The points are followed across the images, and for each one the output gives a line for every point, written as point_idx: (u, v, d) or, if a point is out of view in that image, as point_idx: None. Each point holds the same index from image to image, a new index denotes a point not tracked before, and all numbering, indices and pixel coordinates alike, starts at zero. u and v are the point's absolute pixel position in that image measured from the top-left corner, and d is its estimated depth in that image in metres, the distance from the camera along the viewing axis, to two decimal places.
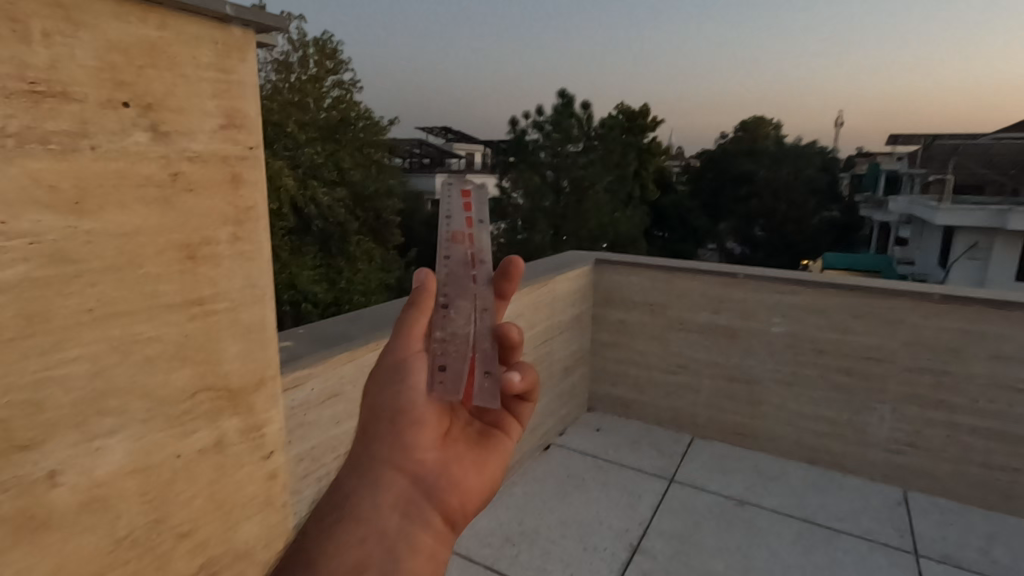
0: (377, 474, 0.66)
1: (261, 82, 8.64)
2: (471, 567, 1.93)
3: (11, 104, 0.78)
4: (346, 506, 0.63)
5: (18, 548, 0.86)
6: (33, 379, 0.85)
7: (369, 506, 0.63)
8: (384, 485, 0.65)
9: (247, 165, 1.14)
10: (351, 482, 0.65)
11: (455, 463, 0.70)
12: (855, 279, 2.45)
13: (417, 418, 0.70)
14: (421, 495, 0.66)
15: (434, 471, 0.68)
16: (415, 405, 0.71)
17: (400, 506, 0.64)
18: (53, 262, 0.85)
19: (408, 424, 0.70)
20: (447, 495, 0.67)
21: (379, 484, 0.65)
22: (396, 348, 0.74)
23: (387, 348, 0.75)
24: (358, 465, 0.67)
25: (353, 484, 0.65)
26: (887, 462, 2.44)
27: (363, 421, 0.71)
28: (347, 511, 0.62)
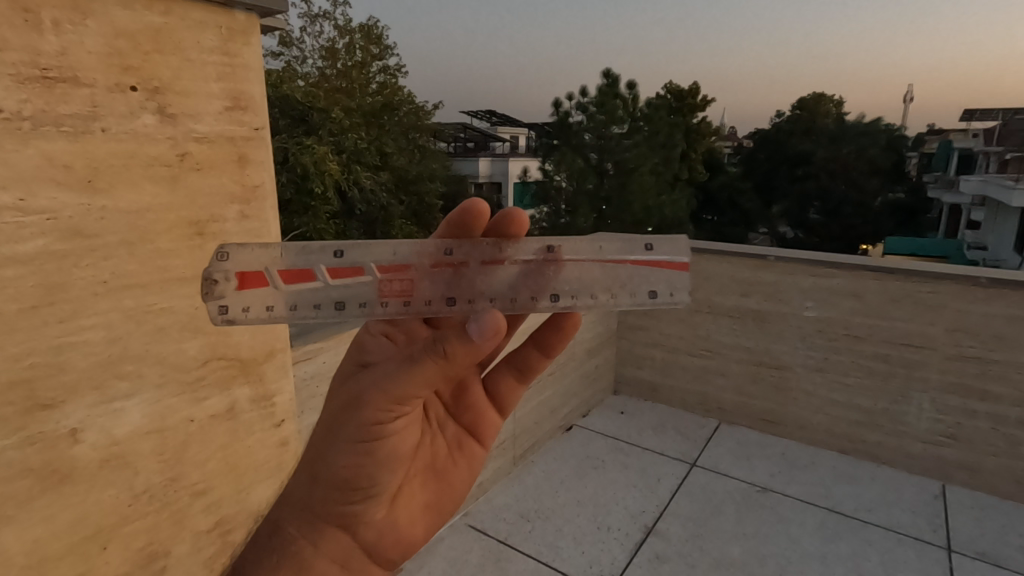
0: (321, 530, 0.76)
1: (310, 69, 9.05)
2: (484, 539, 1.99)
3: (26, 90, 0.85)
4: (287, 552, 0.75)
5: (44, 497, 0.95)
6: (54, 344, 0.93)
7: (312, 556, 0.75)
8: (331, 541, 0.76)
9: (253, 146, 1.19)
10: (295, 529, 0.76)
11: (407, 517, 0.82)
12: (897, 261, 2.31)
13: (377, 488, 0.77)
14: (367, 550, 0.78)
15: (384, 532, 0.79)
16: (376, 481, 0.76)
17: (339, 563, 0.76)
18: (69, 236, 0.92)
19: (368, 495, 0.77)
20: (393, 548, 0.81)
21: (325, 544, 0.76)
22: (372, 415, 0.72)
23: (359, 413, 0.72)
24: (308, 514, 0.76)
25: (295, 535, 0.75)
26: (925, 454, 2.32)
27: (316, 475, 0.75)
28: (288, 559, 0.74)
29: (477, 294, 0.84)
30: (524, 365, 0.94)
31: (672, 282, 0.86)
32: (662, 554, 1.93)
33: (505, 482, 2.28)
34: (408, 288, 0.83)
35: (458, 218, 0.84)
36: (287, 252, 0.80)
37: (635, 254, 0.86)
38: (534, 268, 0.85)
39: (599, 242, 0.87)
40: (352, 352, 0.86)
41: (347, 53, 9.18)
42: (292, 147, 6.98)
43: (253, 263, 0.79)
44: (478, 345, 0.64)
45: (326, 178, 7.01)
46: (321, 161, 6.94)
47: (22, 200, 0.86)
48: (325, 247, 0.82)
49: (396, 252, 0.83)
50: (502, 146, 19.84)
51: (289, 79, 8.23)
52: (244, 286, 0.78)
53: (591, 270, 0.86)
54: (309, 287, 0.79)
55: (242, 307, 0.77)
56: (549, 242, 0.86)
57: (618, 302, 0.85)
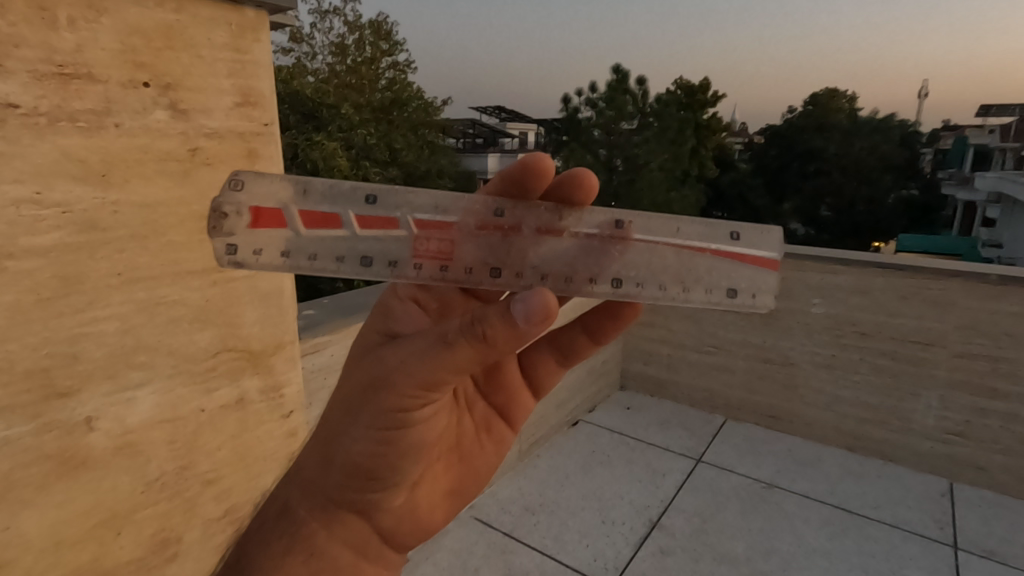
0: (336, 512, 0.80)
1: (319, 65, 9.09)
2: (488, 532, 2.00)
3: (42, 86, 0.87)
4: (298, 537, 0.78)
5: (60, 483, 0.98)
6: (70, 334, 0.95)
7: (324, 540, 0.79)
8: (345, 525, 0.81)
9: (263, 140, 1.21)
10: (304, 511, 0.79)
11: (428, 503, 0.88)
12: (906, 258, 2.29)
13: (396, 475, 0.79)
14: (382, 533, 0.84)
15: (401, 517, 0.84)
16: (394, 471, 0.79)
17: (351, 548, 0.81)
18: (84, 229, 0.95)
19: (386, 483, 0.79)
20: (407, 532, 0.86)
21: (338, 529, 0.80)
22: (395, 404, 0.72)
23: (383, 395, 0.72)
24: (325, 499, 0.80)
25: (304, 518, 0.79)
26: (933, 452, 2.32)
27: (334, 460, 0.78)
28: (298, 543, 0.78)
29: (528, 261, 0.85)
30: (570, 352, 0.99)
31: (756, 283, 0.86)
32: (667, 548, 1.94)
33: (510, 476, 2.30)
34: (448, 250, 0.85)
35: (519, 170, 0.84)
36: (313, 192, 0.83)
37: (719, 244, 0.88)
38: (601, 242, 0.87)
39: (676, 225, 0.89)
40: (379, 319, 0.86)
41: (356, 49, 9.23)
42: (301, 143, 6.98)
43: (270, 199, 0.81)
44: (521, 323, 0.62)
45: (334, 175, 6.85)
46: (331, 157, 6.83)
47: (38, 193, 0.89)
48: (355, 193, 0.85)
49: (439, 206, 0.86)
50: (511, 143, 19.86)
51: (297, 76, 8.26)
52: (259, 223, 0.81)
53: (663, 253, 0.87)
54: (336, 236, 0.82)
55: (253, 247, 0.80)
56: (619, 217, 0.88)
57: (691, 295, 0.86)
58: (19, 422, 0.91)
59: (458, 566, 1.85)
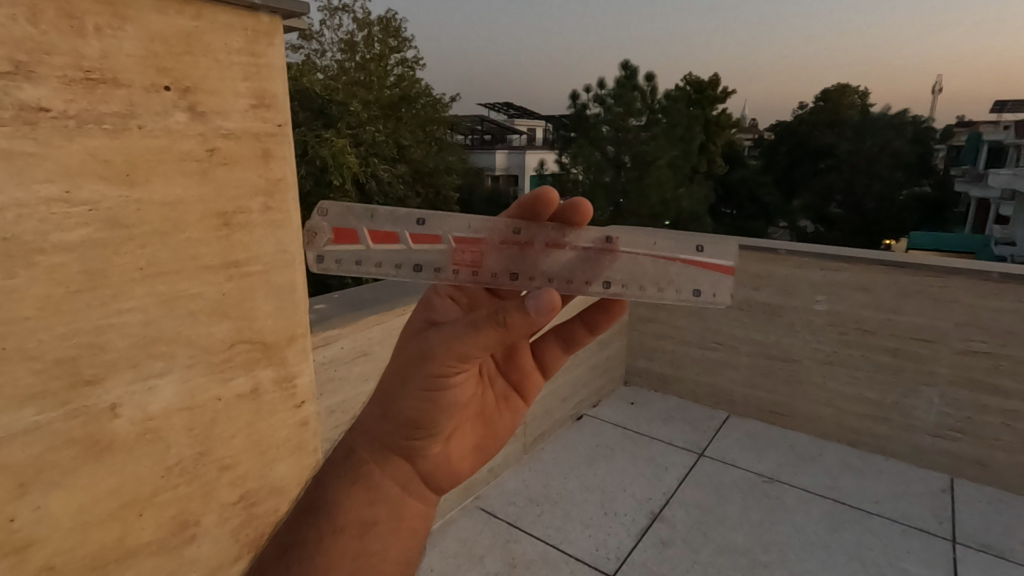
0: (387, 459, 0.83)
1: (329, 62, 9.20)
2: (494, 521, 2.06)
3: (71, 91, 0.93)
4: (359, 472, 0.82)
5: (86, 466, 1.03)
6: (96, 326, 1.01)
7: (378, 477, 0.82)
8: (396, 467, 0.83)
9: (276, 141, 1.26)
10: (365, 453, 0.83)
11: (459, 453, 0.89)
12: (908, 256, 2.31)
13: (437, 428, 0.83)
14: (425, 477, 0.86)
15: (439, 465, 0.86)
16: (437, 423, 0.82)
17: (400, 485, 0.84)
18: (108, 226, 1.00)
19: (429, 433, 0.83)
20: (444, 478, 0.88)
21: (390, 468, 0.83)
22: (439, 368, 0.75)
23: (428, 356, 0.75)
24: (379, 444, 0.83)
25: (366, 458, 0.83)
26: (935, 448, 2.33)
27: (387, 413, 0.82)
28: (359, 479, 0.82)
29: (540, 271, 0.89)
30: (572, 338, 0.98)
31: (718, 284, 0.87)
32: (668, 539, 1.98)
33: (515, 468, 2.34)
34: (478, 258, 0.90)
35: (529, 203, 0.85)
36: (378, 215, 0.89)
37: (687, 254, 0.89)
38: (592, 253, 0.91)
39: (653, 238, 0.91)
40: (420, 310, 0.88)
41: (365, 46, 9.28)
42: (311, 141, 7.03)
43: (347, 219, 0.88)
44: (531, 317, 0.67)
45: (345, 172, 6.87)
46: (340, 154, 6.87)
47: (68, 191, 0.94)
48: (410, 215, 0.90)
49: (472, 225, 0.90)
50: (519, 139, 19.97)
51: (307, 72, 8.32)
52: (340, 240, 0.88)
53: (643, 262, 0.90)
54: (392, 248, 0.88)
55: (335, 258, 0.87)
56: (607, 233, 0.92)
57: (664, 296, 0.89)
58: (48, 407, 0.96)
59: (463, 555, 1.90)
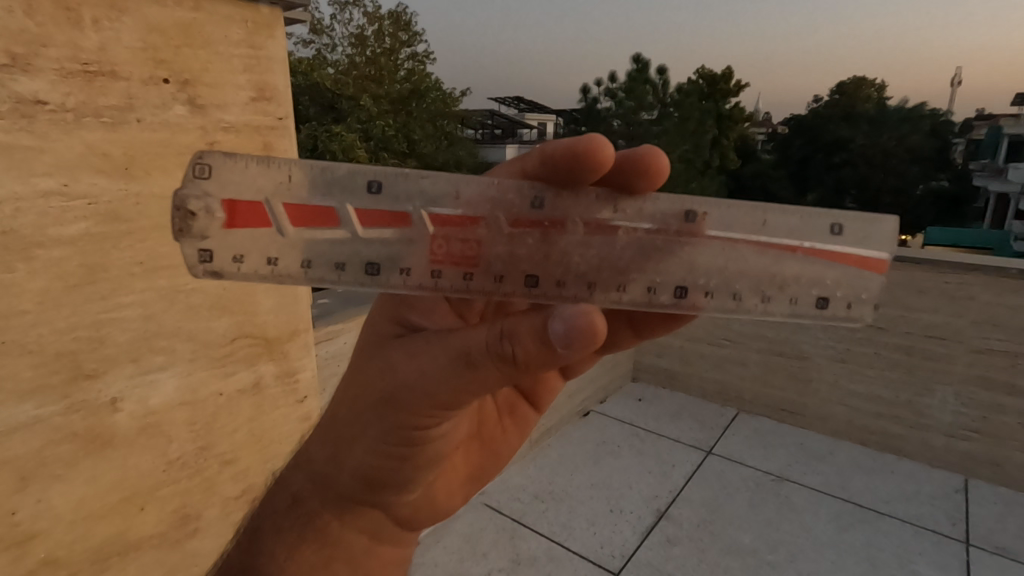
0: (353, 510, 0.85)
1: (339, 57, 9.03)
2: (498, 517, 2.05)
3: (68, 84, 0.92)
4: (315, 530, 0.84)
5: (88, 460, 1.04)
6: (95, 320, 1.00)
7: (338, 531, 0.85)
8: (358, 516, 0.86)
9: (277, 134, 1.25)
10: (319, 506, 0.84)
11: (446, 492, 0.95)
12: (924, 251, 2.25)
13: (409, 481, 0.84)
14: (397, 519, 0.91)
15: (415, 506, 0.91)
16: (406, 477, 0.83)
17: (368, 535, 0.89)
18: (107, 220, 1.00)
19: (399, 488, 0.84)
20: (423, 516, 0.94)
21: (354, 521, 0.86)
22: (420, 417, 0.73)
23: (403, 406, 0.73)
24: (348, 499, 0.83)
25: (319, 511, 0.84)
26: (950, 448, 2.29)
27: (340, 463, 0.81)
28: (312, 535, 0.84)
29: (570, 267, 0.79)
30: (610, 343, 0.97)
31: (857, 282, 0.82)
32: (674, 538, 1.96)
33: (520, 464, 2.33)
34: (474, 252, 0.79)
35: (565, 153, 0.74)
36: (294, 186, 0.77)
37: (810, 241, 0.81)
38: (659, 239, 0.81)
39: (763, 216, 0.82)
40: (390, 311, 0.85)
41: (376, 41, 9.17)
42: (321, 135, 6.98)
43: (249, 191, 0.76)
44: (557, 347, 0.62)
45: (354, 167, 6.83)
46: (350, 149, 6.84)
47: (66, 185, 0.94)
48: (357, 180, 0.78)
49: (460, 197, 0.79)
50: (530, 134, 19.83)
51: (317, 67, 8.33)
52: (235, 222, 0.77)
53: (744, 252, 0.81)
54: (333, 234, 0.78)
55: (231, 249, 0.76)
56: (695, 208, 0.81)
57: (773, 303, 0.81)
58: (49, 401, 0.96)
59: (467, 551, 1.89)
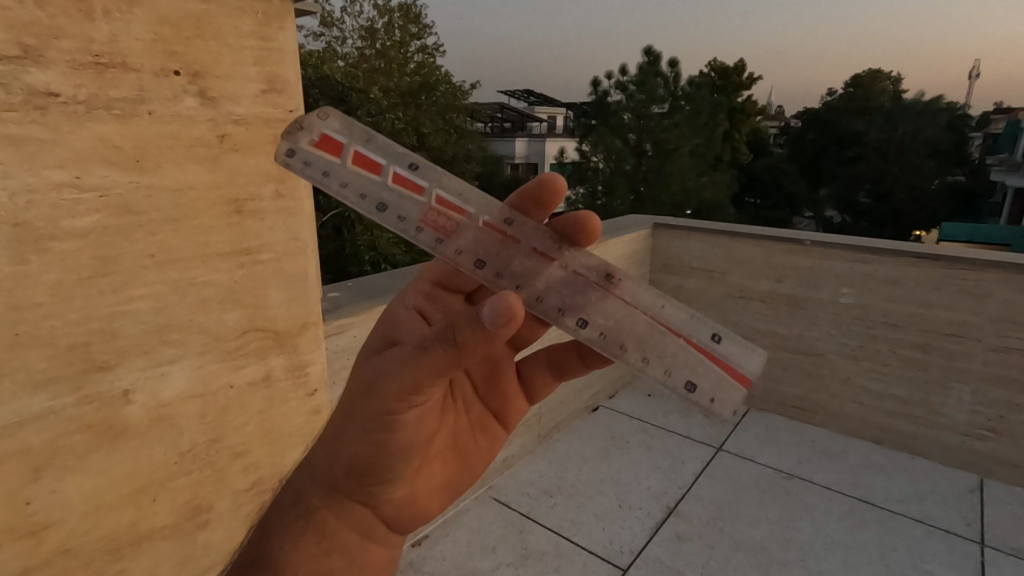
0: (344, 507, 0.82)
1: (349, 49, 9.10)
2: (506, 512, 2.05)
3: (80, 76, 0.92)
4: (312, 520, 0.81)
5: (100, 450, 1.04)
6: (108, 312, 1.01)
7: (333, 525, 0.82)
8: (350, 513, 0.82)
9: (288, 127, 1.24)
10: (315, 501, 0.82)
11: (427, 492, 0.89)
12: (943, 248, 2.21)
13: (391, 475, 0.81)
14: (385, 520, 0.86)
15: (401, 507, 0.86)
16: (388, 469, 0.80)
17: (359, 532, 0.84)
18: (120, 212, 1.00)
19: (383, 481, 0.81)
20: (406, 519, 0.88)
21: (346, 515, 0.82)
22: (388, 403, 0.73)
23: (375, 392, 0.74)
24: (333, 489, 0.81)
25: (316, 505, 0.81)
26: (965, 448, 2.25)
27: (335, 455, 0.80)
28: (309, 528, 0.81)
29: (512, 269, 0.87)
30: (561, 375, 1.01)
31: (723, 384, 0.81)
32: (683, 534, 1.95)
33: (529, 458, 2.34)
34: (450, 228, 0.89)
35: (536, 187, 0.92)
36: (373, 143, 0.93)
37: (696, 337, 0.85)
38: (582, 278, 0.89)
39: (661, 303, 0.88)
40: (383, 327, 0.90)
41: (385, 33, 9.24)
42: None
43: (344, 133, 0.93)
44: (488, 328, 0.62)
45: None
46: None
47: (78, 177, 0.94)
48: (403, 159, 0.94)
49: (461, 195, 0.92)
50: (540, 126, 19.94)
51: (328, 59, 8.36)
52: (323, 146, 0.91)
53: (638, 318, 0.86)
54: (371, 178, 0.90)
55: (305, 157, 0.88)
56: (611, 273, 0.90)
57: (649, 369, 0.81)
58: (62, 392, 0.97)
59: (475, 545, 1.90)
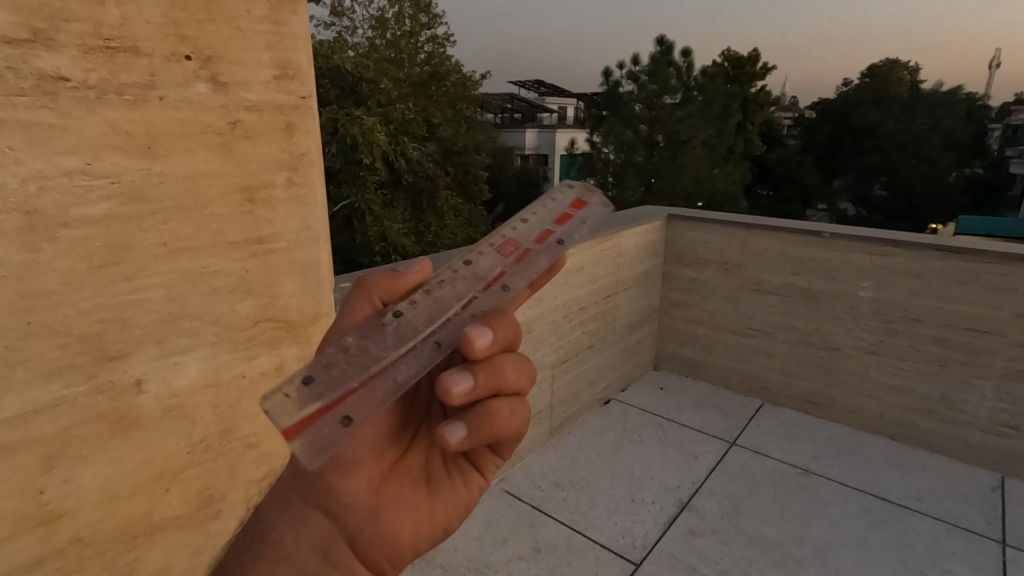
0: (298, 513, 0.66)
1: (359, 40, 8.84)
2: (518, 505, 2.04)
3: (91, 60, 0.90)
4: (271, 536, 0.64)
5: (115, 440, 1.04)
6: (120, 301, 1.00)
7: (290, 540, 0.64)
8: (309, 524, 0.65)
9: (300, 114, 1.22)
10: (275, 514, 0.66)
11: (393, 511, 0.67)
12: (968, 242, 2.15)
13: (348, 459, 0.66)
14: (352, 543, 0.65)
15: (366, 522, 0.66)
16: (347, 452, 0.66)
17: (319, 551, 0.64)
18: (131, 200, 0.98)
19: (339, 467, 0.66)
20: (375, 545, 0.66)
21: (302, 527, 0.65)
22: None
23: None
24: (290, 495, 0.67)
25: (274, 520, 0.65)
26: (986, 444, 2.21)
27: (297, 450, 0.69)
28: (262, 545, 0.63)
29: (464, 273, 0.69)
30: None
31: (283, 407, 0.53)
32: (697, 529, 1.93)
33: (540, 451, 2.32)
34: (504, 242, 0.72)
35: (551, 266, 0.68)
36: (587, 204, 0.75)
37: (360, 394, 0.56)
38: (460, 314, 0.62)
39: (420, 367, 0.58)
40: None
41: (396, 23, 9.02)
42: (342, 118, 6.95)
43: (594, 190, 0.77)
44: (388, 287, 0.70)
45: (376, 150, 6.98)
46: (370, 132, 6.91)
47: (89, 164, 0.92)
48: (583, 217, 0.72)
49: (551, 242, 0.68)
50: (550, 117, 19.92)
51: (339, 49, 8.09)
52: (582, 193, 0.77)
53: (402, 333, 0.62)
54: (553, 206, 0.76)
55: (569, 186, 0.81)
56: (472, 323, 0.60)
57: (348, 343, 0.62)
58: (74, 381, 0.96)
59: (487, 537, 1.89)
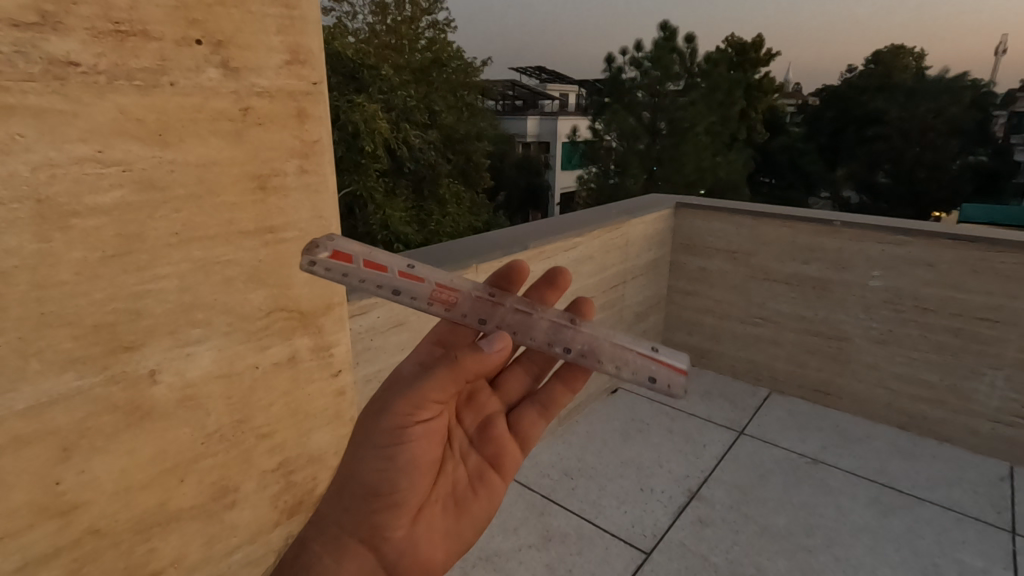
0: (341, 543, 0.77)
1: (359, 24, 8.60)
2: (527, 494, 2.04)
3: (100, 44, 0.88)
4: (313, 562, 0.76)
5: (130, 431, 1.03)
6: (132, 292, 0.98)
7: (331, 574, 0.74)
8: (352, 555, 0.76)
9: (311, 100, 1.19)
10: (318, 547, 0.77)
11: (428, 538, 0.80)
12: (981, 230, 2.13)
13: (398, 495, 0.78)
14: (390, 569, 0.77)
15: (405, 552, 0.77)
16: (395, 487, 0.78)
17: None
18: (142, 188, 0.96)
19: (389, 502, 0.77)
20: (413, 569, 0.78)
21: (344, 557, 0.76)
22: (397, 415, 0.77)
23: (389, 410, 0.77)
24: (337, 526, 0.77)
25: (319, 550, 0.76)
26: (994, 434, 2.21)
27: (345, 485, 0.78)
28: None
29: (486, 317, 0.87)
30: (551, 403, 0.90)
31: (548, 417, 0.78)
32: (705, 518, 1.93)
33: (547, 440, 2.31)
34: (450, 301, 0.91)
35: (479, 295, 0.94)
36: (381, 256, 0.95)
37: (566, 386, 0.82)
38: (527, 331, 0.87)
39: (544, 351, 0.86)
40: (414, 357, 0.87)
41: (397, 8, 8.81)
42: (343, 105, 6.94)
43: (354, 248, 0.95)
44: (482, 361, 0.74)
45: (377, 137, 7.00)
46: (372, 119, 6.92)
47: (100, 151, 0.90)
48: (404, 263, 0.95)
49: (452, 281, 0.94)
50: (551, 104, 19.89)
51: (340, 34, 7.89)
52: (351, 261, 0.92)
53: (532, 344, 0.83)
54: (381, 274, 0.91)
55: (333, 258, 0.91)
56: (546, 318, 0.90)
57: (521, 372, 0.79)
58: (88, 372, 0.95)
59: (496, 526, 1.89)
